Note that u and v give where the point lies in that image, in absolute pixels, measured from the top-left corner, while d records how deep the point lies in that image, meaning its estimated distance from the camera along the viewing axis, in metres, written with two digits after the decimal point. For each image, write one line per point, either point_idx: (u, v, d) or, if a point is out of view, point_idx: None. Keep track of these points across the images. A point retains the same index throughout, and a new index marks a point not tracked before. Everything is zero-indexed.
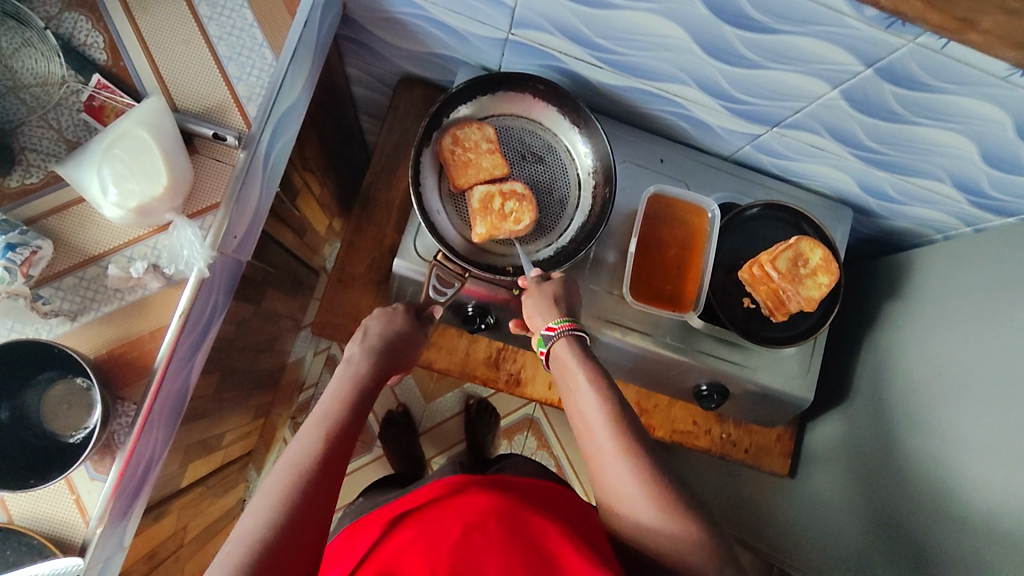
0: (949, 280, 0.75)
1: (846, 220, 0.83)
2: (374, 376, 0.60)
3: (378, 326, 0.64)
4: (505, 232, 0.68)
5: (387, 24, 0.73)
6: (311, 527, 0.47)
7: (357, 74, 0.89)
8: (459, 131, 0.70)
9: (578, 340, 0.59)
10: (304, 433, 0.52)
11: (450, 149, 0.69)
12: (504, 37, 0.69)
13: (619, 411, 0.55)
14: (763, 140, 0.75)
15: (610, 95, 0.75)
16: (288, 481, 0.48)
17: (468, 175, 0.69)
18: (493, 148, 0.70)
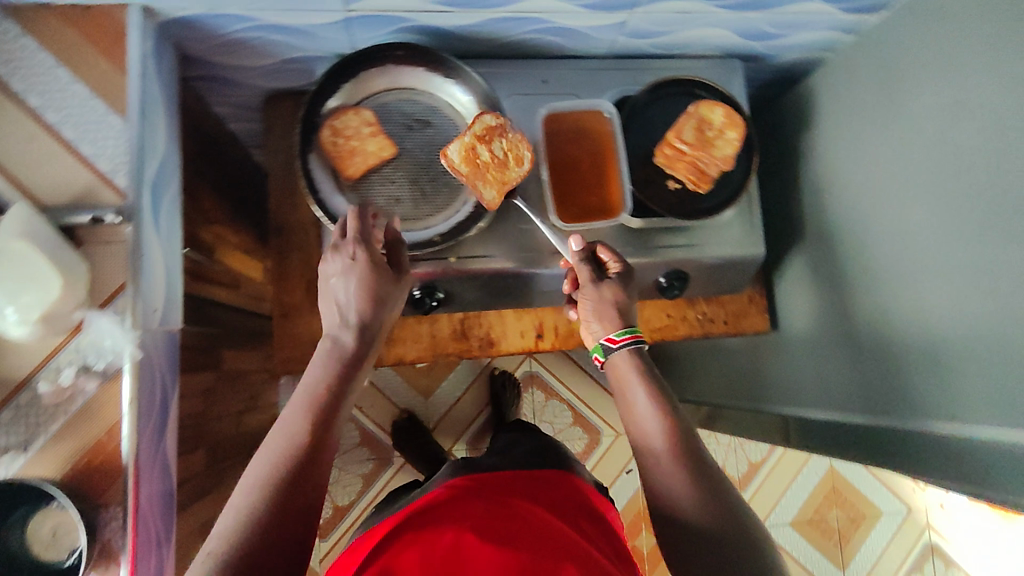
0: (859, 91, 0.76)
1: (738, 72, 0.83)
2: (356, 354, 0.58)
3: (350, 286, 0.58)
4: (512, 177, 0.67)
5: (227, 47, 0.71)
6: (293, 511, 0.49)
7: (224, 108, 0.87)
8: (336, 121, 0.67)
9: (639, 353, 0.63)
10: (286, 419, 0.54)
11: (331, 141, 0.67)
12: (344, 18, 0.67)
13: (668, 414, 0.58)
14: (632, 26, 0.75)
15: (471, 38, 0.74)
16: (268, 471, 0.50)
17: (356, 162, 0.67)
18: (375, 129, 0.68)
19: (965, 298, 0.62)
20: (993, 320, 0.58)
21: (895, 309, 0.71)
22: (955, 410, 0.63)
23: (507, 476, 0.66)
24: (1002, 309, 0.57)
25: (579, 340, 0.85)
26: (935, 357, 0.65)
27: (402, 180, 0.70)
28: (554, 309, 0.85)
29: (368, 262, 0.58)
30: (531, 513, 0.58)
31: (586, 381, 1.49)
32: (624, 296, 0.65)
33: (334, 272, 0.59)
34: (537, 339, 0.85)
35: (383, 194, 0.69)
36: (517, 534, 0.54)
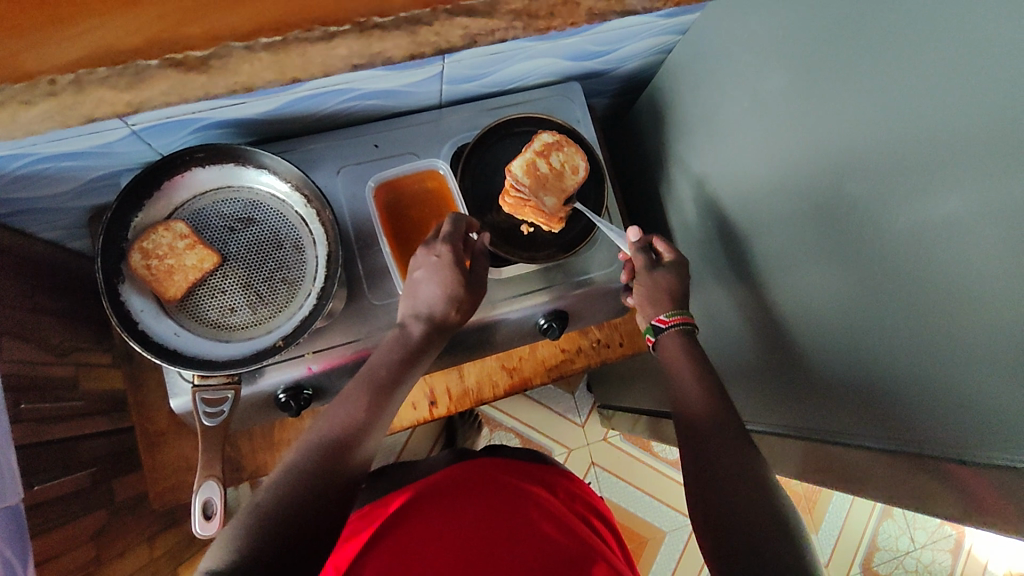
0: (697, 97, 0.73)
1: (578, 95, 0.80)
2: (421, 352, 0.62)
3: (428, 281, 0.62)
4: (570, 185, 0.69)
5: (19, 183, 0.65)
6: (336, 483, 0.53)
7: (57, 234, 0.81)
8: (146, 242, 0.63)
9: (686, 333, 0.65)
10: (347, 400, 0.58)
11: (143, 265, 0.62)
12: (130, 132, 0.62)
13: (708, 372, 0.61)
14: (450, 74, 0.71)
15: (284, 119, 0.69)
16: (321, 442, 0.54)
17: (176, 281, 0.63)
18: (190, 242, 0.63)
19: (822, 297, 0.60)
20: (855, 322, 0.56)
21: (770, 310, 0.69)
22: (840, 415, 0.60)
23: (512, 491, 0.71)
24: (859, 310, 0.55)
25: (475, 397, 0.83)
26: (812, 362, 0.63)
27: (233, 287, 0.65)
28: (441, 372, 0.82)
29: (453, 260, 0.62)
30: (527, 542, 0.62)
31: (528, 404, 1.47)
32: (674, 281, 0.68)
33: (419, 266, 0.63)
34: (431, 406, 0.82)
35: (214, 306, 0.65)
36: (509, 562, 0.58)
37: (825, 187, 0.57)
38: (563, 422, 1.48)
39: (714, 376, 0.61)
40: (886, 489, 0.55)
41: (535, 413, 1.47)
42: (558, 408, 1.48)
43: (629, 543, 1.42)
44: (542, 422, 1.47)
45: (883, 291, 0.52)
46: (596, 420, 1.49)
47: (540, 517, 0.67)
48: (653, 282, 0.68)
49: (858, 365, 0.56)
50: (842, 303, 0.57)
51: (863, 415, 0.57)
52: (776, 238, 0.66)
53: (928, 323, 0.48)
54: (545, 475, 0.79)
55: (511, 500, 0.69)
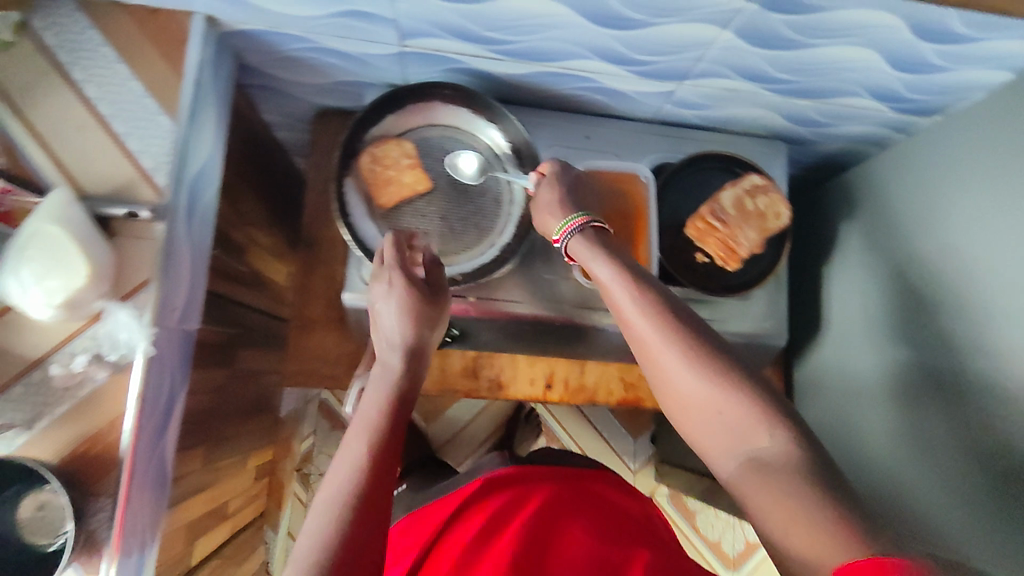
0: (906, 192, 0.75)
1: (782, 152, 0.83)
2: (410, 376, 0.60)
3: (394, 313, 0.61)
4: (770, 230, 0.71)
5: (284, 63, 0.73)
6: (370, 538, 0.49)
7: (277, 118, 0.89)
8: (377, 148, 0.69)
9: (590, 233, 0.61)
10: (348, 446, 0.54)
11: (369, 167, 0.69)
12: (398, 51, 0.69)
13: (655, 297, 0.55)
14: (679, 95, 0.75)
15: (520, 86, 0.75)
16: (337, 493, 0.50)
17: (389, 192, 0.69)
18: (413, 162, 0.69)
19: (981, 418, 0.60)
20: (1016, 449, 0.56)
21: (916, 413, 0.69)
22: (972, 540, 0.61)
23: (558, 487, 0.76)
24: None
25: (589, 395, 0.85)
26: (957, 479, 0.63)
27: (432, 215, 0.71)
28: (566, 360, 0.85)
29: (408, 286, 0.61)
30: (556, 519, 0.68)
31: (588, 430, 1.49)
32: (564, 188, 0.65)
33: (379, 297, 0.62)
34: (546, 389, 0.85)
35: (411, 226, 0.70)
36: (525, 536, 0.65)
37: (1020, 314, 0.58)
38: (616, 459, 1.48)
39: (662, 297, 0.56)
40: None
41: (592, 442, 1.48)
42: (615, 444, 1.48)
43: None
44: (598, 454, 1.48)
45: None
46: (648, 471, 1.48)
47: (579, 510, 0.71)
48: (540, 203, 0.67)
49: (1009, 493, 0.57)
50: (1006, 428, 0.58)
51: (998, 546, 0.58)
52: (941, 347, 0.66)
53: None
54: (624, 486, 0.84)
55: (551, 494, 0.74)
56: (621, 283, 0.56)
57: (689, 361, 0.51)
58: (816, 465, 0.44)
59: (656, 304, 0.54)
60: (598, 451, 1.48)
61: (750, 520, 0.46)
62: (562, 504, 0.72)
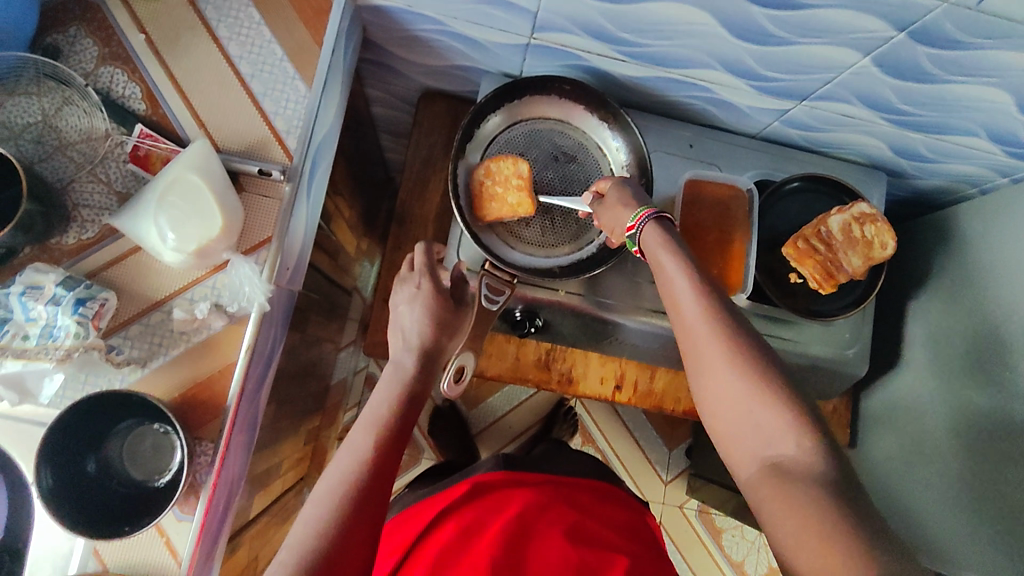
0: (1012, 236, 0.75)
1: (882, 183, 0.83)
2: (421, 381, 0.60)
3: (415, 314, 0.62)
4: (873, 259, 0.71)
5: (407, 42, 0.75)
6: (360, 535, 0.49)
7: (378, 95, 0.91)
8: (494, 164, 0.69)
9: (663, 223, 0.57)
10: (352, 441, 0.54)
11: (479, 180, 0.69)
12: (526, 42, 0.70)
13: (715, 296, 0.51)
14: (792, 115, 0.76)
15: (635, 89, 0.76)
16: (337, 487, 0.51)
17: (491, 208, 0.69)
18: (522, 185, 0.68)
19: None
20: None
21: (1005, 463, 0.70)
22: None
23: (537, 495, 0.77)
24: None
25: (656, 401, 0.85)
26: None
27: (536, 207, 0.72)
28: (637, 364, 0.85)
29: (433, 292, 0.63)
30: (546, 528, 0.70)
31: (625, 435, 1.49)
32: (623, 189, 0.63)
33: (404, 300, 0.64)
34: (614, 389, 0.85)
35: (515, 216, 0.72)
36: (510, 540, 0.67)
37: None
38: (649, 468, 1.48)
39: (715, 286, 0.52)
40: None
41: (628, 448, 1.49)
42: (650, 453, 1.49)
43: None
44: (631, 460, 1.48)
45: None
46: (680, 484, 1.48)
47: (558, 519, 0.72)
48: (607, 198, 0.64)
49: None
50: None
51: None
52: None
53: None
54: (626, 502, 0.85)
55: (533, 500, 0.75)
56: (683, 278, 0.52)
57: (737, 367, 0.48)
58: (837, 475, 0.44)
59: (718, 295, 0.51)
60: (632, 458, 1.48)
61: (765, 526, 0.45)
62: (559, 513, 0.73)
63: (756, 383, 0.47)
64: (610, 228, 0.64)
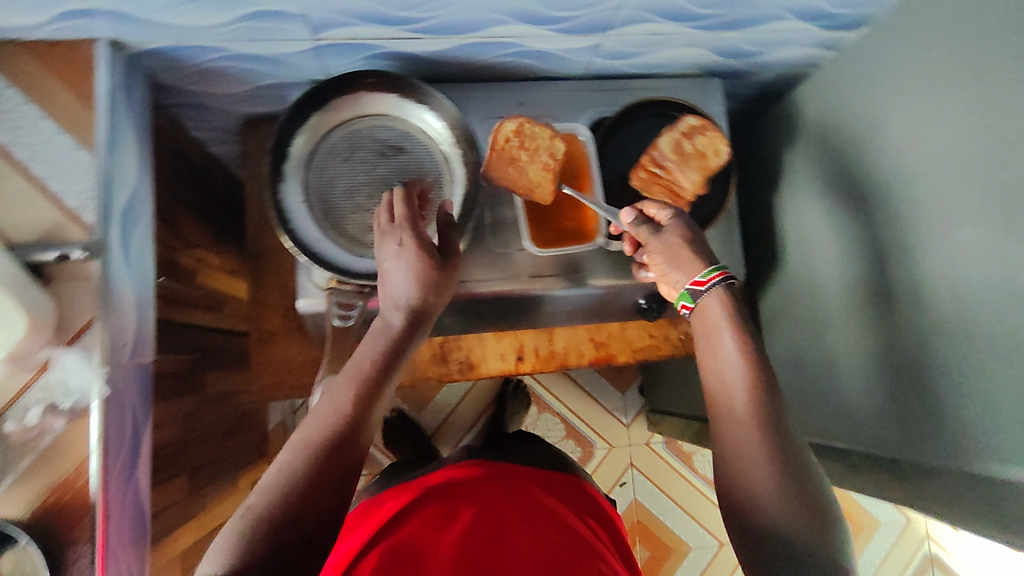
0: (844, 109, 0.75)
1: (717, 90, 0.83)
2: (405, 339, 0.59)
3: (402, 271, 0.59)
4: (713, 168, 0.71)
5: (200, 77, 0.71)
6: (337, 478, 0.50)
7: (207, 134, 0.87)
8: (529, 126, 0.68)
9: (729, 293, 0.59)
10: (334, 391, 0.54)
11: (510, 136, 0.68)
12: (314, 46, 0.66)
13: (762, 374, 0.54)
14: (606, 47, 0.74)
15: (445, 62, 0.73)
16: (314, 432, 0.51)
17: (501, 171, 0.68)
18: (549, 164, 0.67)
19: (925, 313, 0.62)
20: (940, 346, 0.60)
21: (868, 321, 0.72)
22: (912, 432, 0.64)
23: (492, 488, 0.75)
24: (967, 327, 0.57)
25: (561, 361, 0.86)
26: (899, 371, 0.66)
27: (375, 208, 0.69)
28: (534, 330, 0.85)
29: (417, 249, 0.59)
30: (513, 517, 0.69)
31: (578, 391, 1.50)
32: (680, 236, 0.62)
33: (389, 258, 0.61)
34: (517, 361, 0.85)
35: (356, 222, 0.68)
36: (479, 532, 0.66)
37: (954, 209, 0.58)
38: (609, 416, 1.49)
39: (763, 356, 0.56)
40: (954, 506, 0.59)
41: (583, 402, 1.49)
42: (606, 402, 1.50)
43: (649, 550, 1.44)
44: (588, 415, 1.49)
45: (993, 306, 0.54)
46: (641, 422, 1.50)
47: (518, 508, 0.71)
48: (674, 241, 0.61)
49: (951, 377, 0.59)
50: (953, 315, 0.59)
51: (935, 430, 0.62)
52: (883, 255, 0.68)
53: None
54: (585, 492, 0.83)
55: (504, 494, 0.74)
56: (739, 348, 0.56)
57: (759, 431, 0.52)
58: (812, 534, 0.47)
59: (762, 366, 0.55)
60: (590, 410, 1.49)
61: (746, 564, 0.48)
62: (529, 504, 0.73)
63: (775, 458, 0.50)
64: (659, 272, 0.63)
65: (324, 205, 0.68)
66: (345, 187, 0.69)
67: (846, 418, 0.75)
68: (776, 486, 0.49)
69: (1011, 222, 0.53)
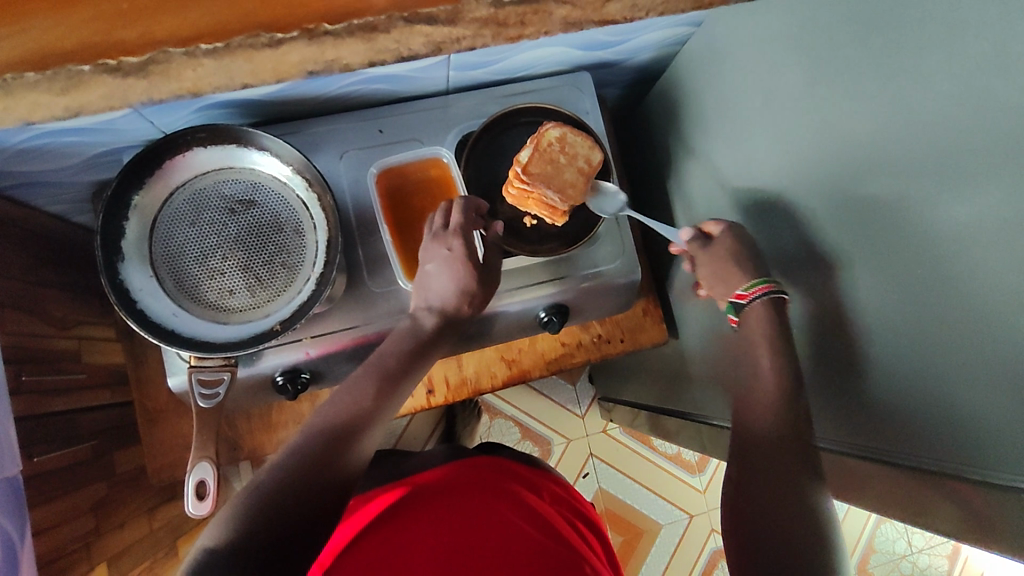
0: (711, 88, 0.72)
1: (588, 85, 0.80)
2: (430, 341, 0.64)
3: (442, 275, 0.62)
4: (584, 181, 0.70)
5: (22, 158, 0.65)
6: (337, 463, 0.55)
7: (63, 208, 0.82)
8: (569, 134, 0.68)
9: (774, 303, 0.61)
10: (354, 383, 0.60)
11: (552, 141, 0.67)
12: (130, 109, 0.61)
13: (789, 369, 0.59)
14: (456, 60, 0.69)
15: (286, 100, 0.68)
16: (326, 421, 0.57)
17: (544, 168, 0.66)
18: (582, 169, 0.68)
19: (806, 298, 0.60)
20: (823, 329, 0.59)
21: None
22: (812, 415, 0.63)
23: (489, 495, 0.68)
24: (840, 308, 0.55)
25: (473, 386, 0.85)
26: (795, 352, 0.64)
27: (232, 270, 0.65)
28: (441, 361, 0.83)
29: (464, 254, 0.61)
30: (513, 519, 0.64)
31: (528, 391, 1.48)
32: (734, 244, 0.66)
33: (431, 259, 0.63)
34: (429, 394, 0.83)
35: (214, 288, 0.64)
36: (476, 534, 0.61)
37: (817, 189, 0.56)
38: (562, 410, 1.48)
39: (794, 369, 0.59)
40: (850, 489, 0.58)
41: (534, 401, 1.47)
42: (557, 396, 1.48)
43: (623, 535, 1.43)
44: (541, 411, 1.47)
45: (859, 286, 0.52)
46: (595, 411, 1.49)
47: (528, 521, 0.65)
48: (717, 256, 0.66)
49: (837, 359, 0.57)
50: (828, 296, 0.57)
51: (829, 412, 0.60)
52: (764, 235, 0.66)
53: (895, 327, 0.50)
54: (580, 506, 0.78)
55: (513, 493, 0.70)
56: (767, 342, 0.60)
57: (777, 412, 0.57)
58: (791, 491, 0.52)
59: (791, 378, 0.59)
60: (542, 408, 1.47)
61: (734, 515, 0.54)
62: (527, 506, 0.68)
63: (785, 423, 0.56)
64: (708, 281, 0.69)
65: (176, 276, 0.64)
66: (195, 253, 0.65)
67: None
68: (780, 494, 0.52)
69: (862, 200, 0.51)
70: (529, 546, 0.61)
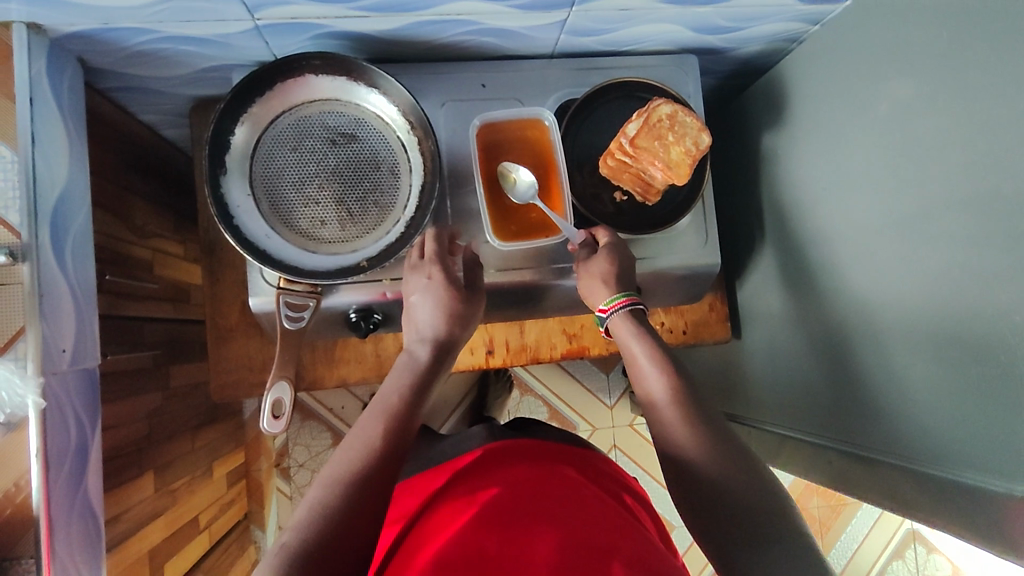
0: (821, 88, 0.71)
1: (692, 68, 0.78)
2: (431, 372, 0.61)
3: (429, 304, 0.62)
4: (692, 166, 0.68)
5: (136, 60, 0.66)
6: (368, 512, 0.51)
7: (157, 119, 0.83)
8: (684, 115, 0.67)
9: (634, 314, 0.65)
10: (364, 425, 0.56)
11: (662, 118, 0.67)
12: (254, 26, 0.62)
13: (680, 380, 0.60)
14: (571, 24, 0.69)
15: (399, 40, 0.69)
16: (345, 467, 0.52)
17: (648, 142, 0.67)
18: (688, 152, 0.66)
19: (898, 309, 0.60)
20: (917, 343, 0.58)
21: (840, 311, 0.69)
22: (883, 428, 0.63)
23: (526, 470, 0.68)
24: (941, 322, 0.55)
25: (532, 353, 0.85)
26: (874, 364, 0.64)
27: (326, 201, 0.65)
28: (504, 325, 0.84)
29: (445, 285, 0.62)
30: (553, 491, 0.64)
31: (562, 372, 1.48)
32: (610, 264, 0.66)
33: (415, 290, 0.63)
34: (487, 355, 0.84)
35: (306, 216, 0.65)
36: (506, 507, 0.60)
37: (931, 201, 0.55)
38: (592, 396, 1.48)
39: (692, 403, 0.58)
40: (932, 511, 0.57)
41: (566, 384, 1.47)
42: (590, 382, 1.48)
43: None
44: (572, 395, 1.47)
45: (969, 301, 0.52)
46: (625, 402, 1.48)
47: (577, 497, 0.64)
48: (592, 273, 0.67)
49: (926, 373, 0.57)
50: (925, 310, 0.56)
51: (908, 427, 0.59)
52: (858, 242, 0.66)
53: (1002, 349, 0.49)
54: (631, 485, 0.78)
55: (555, 470, 0.69)
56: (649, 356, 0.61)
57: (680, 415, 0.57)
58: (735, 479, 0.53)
59: (688, 401, 0.58)
60: (573, 391, 1.47)
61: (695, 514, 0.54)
62: (569, 480, 0.68)
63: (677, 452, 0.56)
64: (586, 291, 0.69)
65: (272, 199, 0.65)
66: (293, 179, 0.65)
67: (821, 414, 0.74)
68: (748, 518, 0.50)
69: (985, 217, 0.50)
70: (571, 515, 0.60)
